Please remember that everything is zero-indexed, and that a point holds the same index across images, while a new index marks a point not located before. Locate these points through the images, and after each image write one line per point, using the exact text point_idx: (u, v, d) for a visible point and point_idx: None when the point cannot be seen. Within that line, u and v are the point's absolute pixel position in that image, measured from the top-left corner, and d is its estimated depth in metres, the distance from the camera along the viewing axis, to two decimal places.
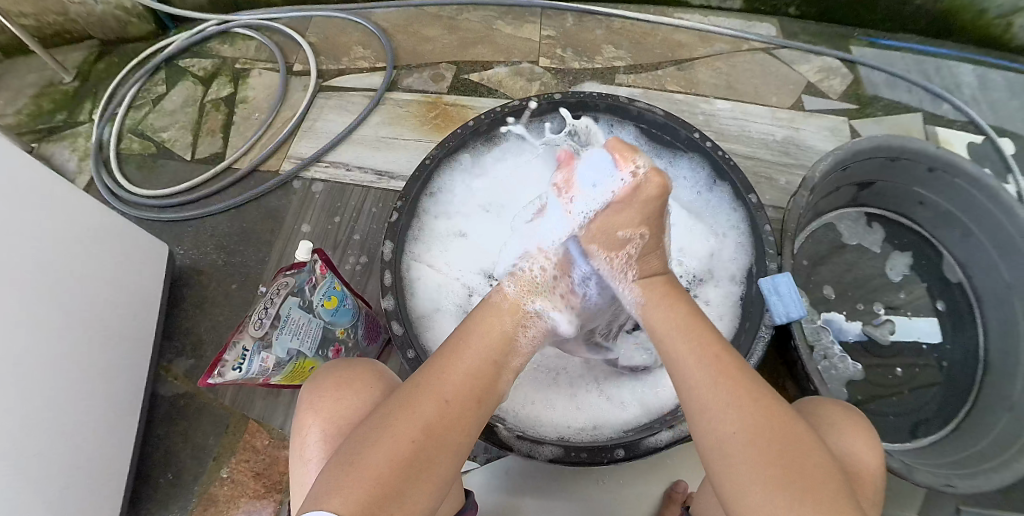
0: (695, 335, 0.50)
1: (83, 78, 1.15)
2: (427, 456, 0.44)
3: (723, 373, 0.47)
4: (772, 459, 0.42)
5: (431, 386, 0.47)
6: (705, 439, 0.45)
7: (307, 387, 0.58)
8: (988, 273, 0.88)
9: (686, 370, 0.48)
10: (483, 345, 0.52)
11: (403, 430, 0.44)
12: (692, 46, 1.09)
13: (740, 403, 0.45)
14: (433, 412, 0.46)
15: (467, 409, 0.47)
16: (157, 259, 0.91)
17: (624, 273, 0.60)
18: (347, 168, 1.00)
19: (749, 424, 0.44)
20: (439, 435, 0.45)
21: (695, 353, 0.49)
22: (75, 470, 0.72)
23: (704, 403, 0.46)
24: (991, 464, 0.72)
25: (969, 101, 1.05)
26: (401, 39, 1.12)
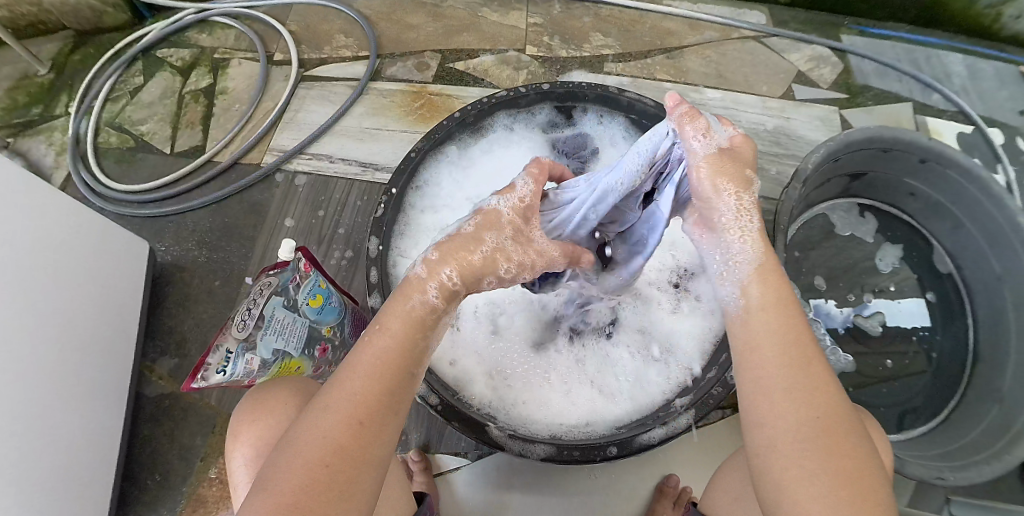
0: (780, 315, 0.42)
1: (59, 69, 1.12)
2: (343, 481, 0.38)
3: (803, 356, 0.40)
4: (842, 451, 0.36)
5: (336, 405, 0.40)
6: (761, 416, 0.39)
7: (243, 402, 0.58)
8: (979, 264, 0.87)
9: (758, 339, 0.41)
10: (391, 351, 0.42)
11: (313, 453, 0.38)
12: (682, 34, 1.08)
13: (815, 389, 0.39)
14: (339, 434, 0.39)
15: (380, 426, 0.40)
16: (137, 255, 0.89)
17: (738, 228, 0.45)
18: (331, 160, 0.98)
19: (822, 412, 0.38)
20: (356, 451, 0.39)
21: (774, 323, 0.42)
22: (59, 476, 0.69)
23: (780, 380, 0.39)
24: (983, 456, 0.72)
25: (958, 90, 1.04)
26: (384, 27, 1.10)
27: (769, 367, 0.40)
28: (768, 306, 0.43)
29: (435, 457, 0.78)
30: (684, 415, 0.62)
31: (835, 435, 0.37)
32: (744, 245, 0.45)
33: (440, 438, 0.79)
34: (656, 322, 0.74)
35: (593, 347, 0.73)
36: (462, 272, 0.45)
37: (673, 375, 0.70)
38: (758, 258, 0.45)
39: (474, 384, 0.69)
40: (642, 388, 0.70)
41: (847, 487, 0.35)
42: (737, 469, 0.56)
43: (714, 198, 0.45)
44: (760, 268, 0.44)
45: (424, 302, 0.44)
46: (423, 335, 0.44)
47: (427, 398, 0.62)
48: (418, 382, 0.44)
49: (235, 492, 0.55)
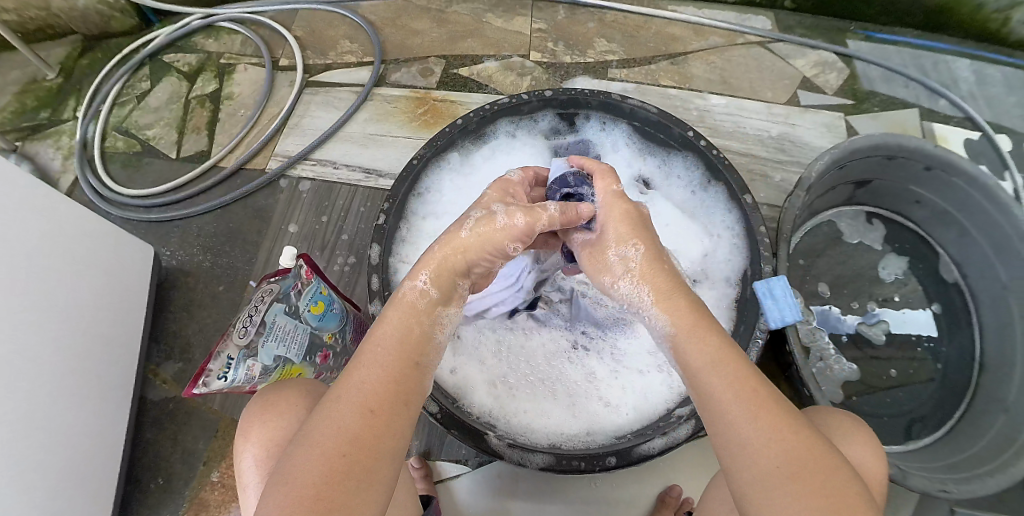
0: (728, 361, 0.42)
1: (67, 74, 1.12)
2: (361, 469, 0.38)
3: (757, 403, 0.40)
4: (811, 492, 0.36)
5: (350, 395, 0.41)
6: (727, 467, 0.39)
7: (246, 411, 0.58)
8: (985, 273, 0.86)
9: (712, 397, 0.41)
10: (397, 343, 0.45)
11: (331, 445, 0.39)
12: (687, 40, 1.07)
13: (777, 434, 0.38)
14: (357, 423, 0.40)
15: (393, 414, 0.41)
16: (143, 260, 0.89)
17: (636, 293, 0.49)
18: (335, 165, 0.98)
19: (787, 454, 0.37)
20: (373, 441, 0.40)
21: (718, 375, 0.42)
22: (64, 481, 0.70)
23: (733, 432, 0.39)
24: (986, 469, 0.71)
25: (966, 97, 1.03)
26: (389, 32, 1.10)
27: (725, 421, 0.40)
28: (712, 361, 0.42)
29: (435, 463, 0.78)
30: (684, 426, 0.61)
31: (803, 478, 0.36)
32: (655, 316, 0.48)
33: (441, 446, 0.79)
34: None
35: (598, 359, 0.73)
36: (450, 254, 0.49)
37: (675, 384, 0.69)
38: (673, 325, 0.46)
39: (475, 392, 0.69)
40: (643, 396, 0.69)
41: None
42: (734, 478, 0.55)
43: (607, 288, 0.53)
44: (677, 333, 0.46)
45: (415, 290, 0.48)
46: (418, 322, 0.47)
47: (427, 406, 0.62)
48: (427, 373, 0.46)
49: (244, 498, 0.54)
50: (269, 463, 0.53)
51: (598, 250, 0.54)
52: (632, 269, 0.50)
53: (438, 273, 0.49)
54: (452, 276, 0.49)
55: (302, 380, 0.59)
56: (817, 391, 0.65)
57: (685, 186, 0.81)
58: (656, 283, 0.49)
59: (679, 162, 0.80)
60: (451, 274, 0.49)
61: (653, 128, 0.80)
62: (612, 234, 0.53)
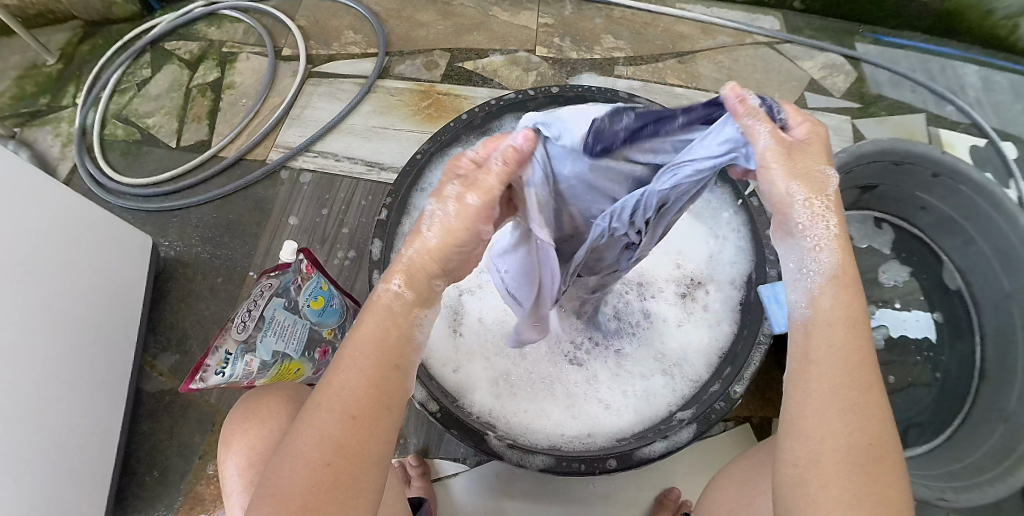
0: (851, 332, 0.38)
1: (67, 60, 1.11)
2: (346, 480, 0.37)
3: (866, 380, 0.37)
4: (878, 477, 0.35)
5: (328, 402, 0.38)
6: (805, 425, 0.37)
7: (232, 416, 0.57)
8: (989, 282, 0.85)
9: (823, 356, 0.38)
10: (377, 346, 0.40)
11: (311, 455, 0.37)
12: (695, 38, 1.06)
13: (873, 414, 0.36)
14: (338, 431, 0.37)
15: (377, 419, 0.39)
16: (141, 249, 0.88)
17: (824, 227, 0.40)
18: (337, 158, 0.97)
19: (872, 435, 0.36)
20: (356, 450, 0.37)
21: (847, 337, 0.38)
22: (55, 473, 0.68)
23: (833, 400, 0.36)
24: (986, 477, 0.70)
25: (973, 103, 1.03)
26: (394, 24, 1.09)
27: (831, 385, 0.37)
28: (845, 317, 0.39)
29: (433, 462, 0.78)
30: (685, 430, 0.61)
31: (881, 465, 0.35)
32: (827, 252, 0.40)
33: (439, 443, 0.79)
34: (667, 340, 0.73)
35: (600, 364, 0.72)
36: (424, 258, 0.42)
37: (676, 387, 0.69)
38: (837, 266, 0.40)
39: (475, 391, 0.69)
40: (644, 398, 0.69)
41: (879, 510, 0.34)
42: (732, 483, 0.55)
43: (790, 195, 0.39)
44: (835, 279, 0.40)
45: (389, 291, 0.42)
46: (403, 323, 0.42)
47: (427, 404, 0.61)
48: (410, 372, 0.42)
49: (229, 503, 0.53)
50: (252, 471, 0.52)
51: (795, 153, 0.39)
52: (834, 190, 0.39)
53: (413, 275, 0.42)
54: (426, 277, 0.43)
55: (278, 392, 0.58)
56: None
57: None
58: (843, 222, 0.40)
59: None
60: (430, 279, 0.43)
61: None
62: (818, 147, 0.40)
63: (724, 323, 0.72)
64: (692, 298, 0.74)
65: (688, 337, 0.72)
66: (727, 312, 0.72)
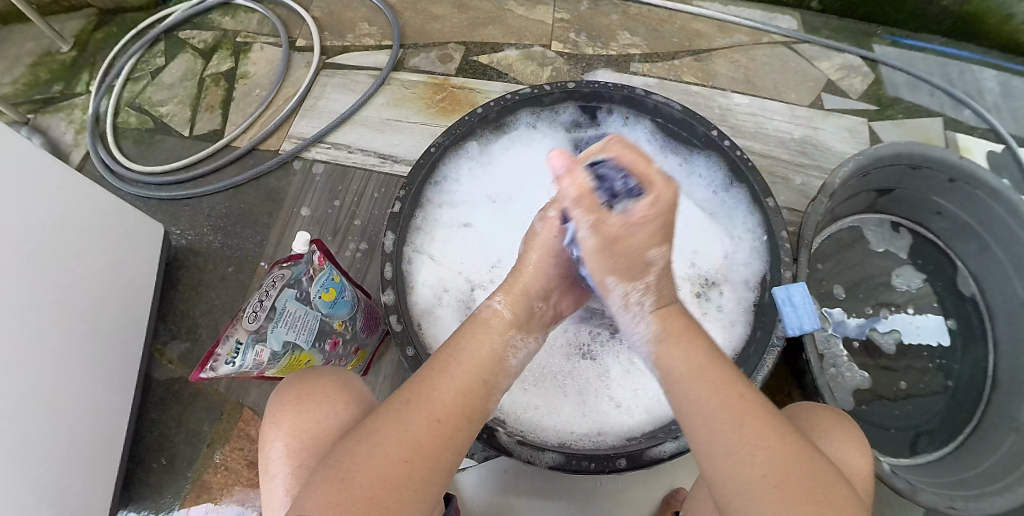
0: (717, 370, 0.46)
1: (81, 47, 1.11)
2: (416, 480, 0.39)
3: (744, 412, 0.43)
4: (799, 498, 0.38)
5: (420, 403, 0.43)
6: (715, 477, 0.42)
7: (275, 396, 0.55)
8: (1002, 289, 0.85)
9: (696, 405, 0.44)
10: (472, 359, 0.47)
11: (393, 447, 0.40)
12: (711, 36, 1.05)
13: (767, 440, 0.41)
14: (423, 431, 0.41)
15: (455, 430, 0.43)
16: (153, 237, 0.88)
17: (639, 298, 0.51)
18: (350, 149, 0.97)
19: (775, 459, 0.40)
20: (431, 456, 0.41)
21: (709, 383, 0.45)
22: (65, 461, 0.69)
23: (725, 440, 0.42)
24: (996, 486, 0.71)
25: (991, 108, 1.01)
26: (408, 16, 1.08)
27: (712, 430, 0.42)
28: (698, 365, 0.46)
29: None
30: None
31: (792, 485, 0.39)
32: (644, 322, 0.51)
33: None
34: None
35: (614, 362, 0.71)
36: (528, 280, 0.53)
37: None
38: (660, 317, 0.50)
39: None
40: (656, 397, 0.68)
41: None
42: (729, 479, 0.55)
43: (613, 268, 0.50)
44: (663, 332, 0.49)
45: (492, 310, 0.51)
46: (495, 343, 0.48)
47: None
48: (495, 393, 0.48)
49: (269, 486, 0.51)
50: (302, 456, 0.50)
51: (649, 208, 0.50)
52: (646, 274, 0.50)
53: (513, 298, 0.52)
54: (525, 299, 0.52)
55: (339, 377, 0.56)
56: (830, 400, 0.65)
57: (706, 186, 0.79)
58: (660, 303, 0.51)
59: (700, 162, 0.78)
60: (525, 302, 0.52)
61: (676, 126, 0.78)
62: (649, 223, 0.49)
63: (737, 325, 0.71)
64: (705, 298, 0.74)
65: None
66: (740, 314, 0.72)
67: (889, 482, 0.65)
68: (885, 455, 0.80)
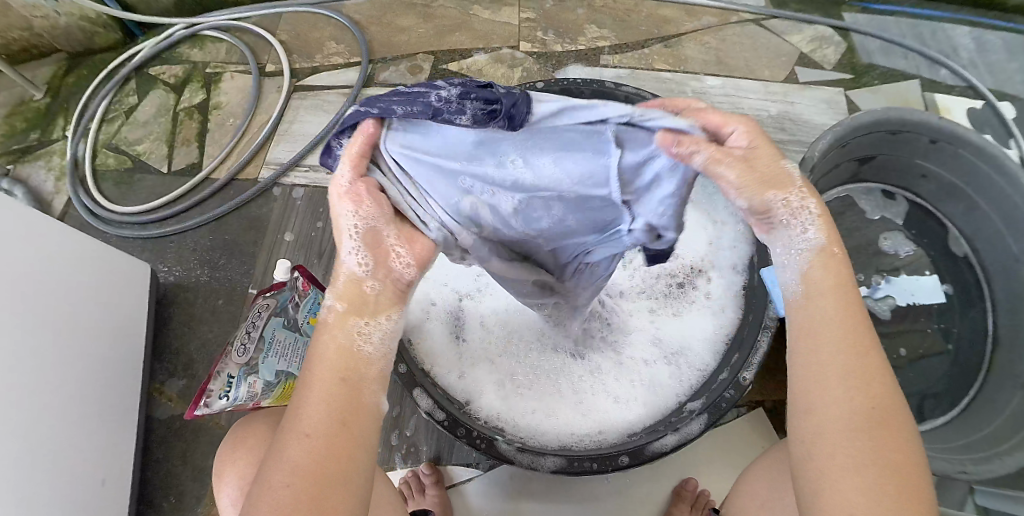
0: (844, 304, 0.39)
1: (54, 93, 1.11)
2: (310, 501, 0.33)
3: (860, 346, 0.37)
4: (898, 443, 0.35)
5: (291, 424, 0.35)
6: (812, 400, 0.37)
7: (220, 452, 0.57)
8: (997, 245, 0.84)
9: (822, 324, 0.38)
10: (337, 355, 0.38)
11: (274, 484, 0.33)
12: (679, 21, 1.05)
13: (874, 386, 0.36)
14: (300, 452, 0.34)
15: (341, 433, 0.35)
16: (140, 277, 0.88)
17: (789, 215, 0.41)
18: (328, 170, 0.97)
19: (872, 405, 0.36)
20: (320, 473, 0.34)
21: (839, 308, 0.39)
22: (73, 503, 0.69)
23: (838, 367, 0.37)
24: (1007, 446, 0.70)
25: (967, 65, 1.01)
26: (375, 31, 1.08)
27: (830, 351, 0.37)
28: (832, 287, 0.40)
29: (446, 469, 0.77)
30: (696, 421, 0.60)
31: (887, 428, 0.35)
32: (815, 226, 0.41)
33: (451, 449, 0.78)
34: (664, 327, 0.72)
35: (602, 355, 0.71)
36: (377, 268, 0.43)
37: (684, 377, 0.68)
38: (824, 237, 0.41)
39: (482, 395, 0.68)
40: (653, 389, 0.68)
41: (896, 477, 0.34)
42: (770, 468, 0.55)
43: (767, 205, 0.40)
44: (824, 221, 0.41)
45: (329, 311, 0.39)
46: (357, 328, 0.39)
47: (433, 414, 0.61)
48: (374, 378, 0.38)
49: None
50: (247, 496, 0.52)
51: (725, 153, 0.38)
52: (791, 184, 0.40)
53: (346, 292, 0.39)
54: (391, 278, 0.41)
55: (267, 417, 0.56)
56: None
57: None
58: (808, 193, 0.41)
59: None
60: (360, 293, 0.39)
61: None
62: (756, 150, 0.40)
63: (729, 309, 0.71)
64: (694, 287, 0.74)
65: (688, 323, 0.72)
66: (730, 298, 0.71)
67: None
68: None
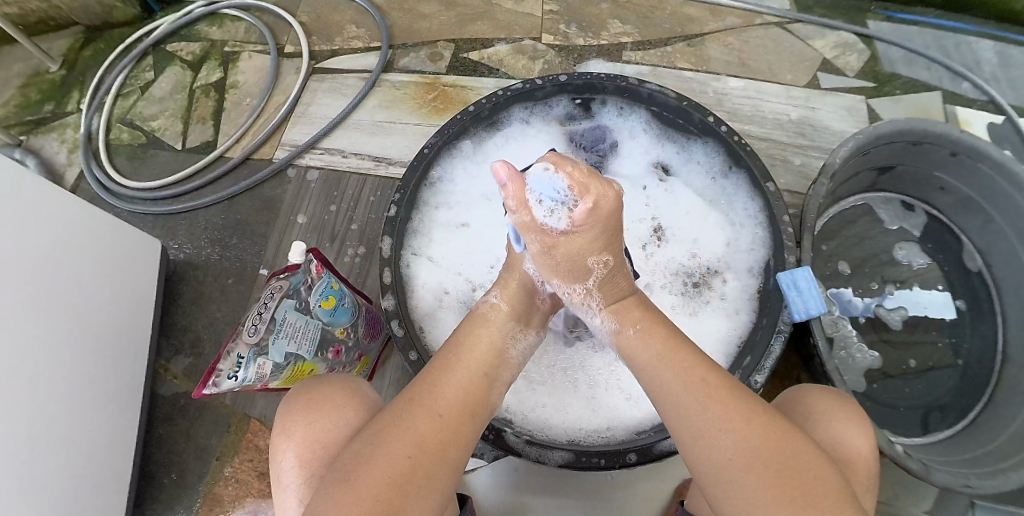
0: (680, 360, 0.47)
1: (70, 66, 1.11)
2: (423, 473, 0.40)
3: (710, 396, 0.44)
4: (772, 482, 0.39)
5: (423, 399, 0.44)
6: (696, 461, 0.43)
7: (285, 403, 0.55)
8: (1010, 262, 0.84)
9: (668, 390, 0.46)
10: (473, 356, 0.48)
11: (399, 446, 0.41)
12: (703, 21, 1.04)
13: (733, 429, 0.42)
14: (425, 427, 0.42)
15: (458, 424, 0.44)
16: (150, 254, 0.88)
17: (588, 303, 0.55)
18: (343, 154, 0.96)
19: (741, 449, 0.41)
20: (436, 451, 0.42)
21: (678, 378, 0.46)
22: (82, 490, 0.70)
23: (698, 425, 0.43)
24: (1010, 463, 0.70)
25: (990, 79, 1.00)
26: (396, 17, 1.07)
27: (683, 417, 0.44)
28: (658, 356, 0.48)
29: None
30: None
31: (759, 468, 0.40)
32: (600, 317, 0.55)
33: None
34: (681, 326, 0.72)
35: None
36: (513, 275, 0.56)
37: None
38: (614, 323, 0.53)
39: None
40: None
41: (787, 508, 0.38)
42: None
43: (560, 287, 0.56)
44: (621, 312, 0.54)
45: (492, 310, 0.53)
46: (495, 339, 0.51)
47: None
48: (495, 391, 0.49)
49: (282, 502, 0.52)
50: (312, 464, 0.50)
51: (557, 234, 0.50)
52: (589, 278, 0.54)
53: (511, 295, 0.54)
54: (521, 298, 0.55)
55: (332, 385, 0.55)
56: (840, 384, 0.63)
57: (705, 172, 0.78)
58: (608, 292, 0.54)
59: (698, 149, 0.77)
60: (518, 295, 0.55)
61: (673, 114, 0.77)
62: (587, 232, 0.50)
63: (742, 313, 0.71)
64: (707, 288, 0.74)
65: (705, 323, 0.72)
66: (743, 301, 0.71)
67: (905, 465, 0.63)
68: (897, 436, 0.79)
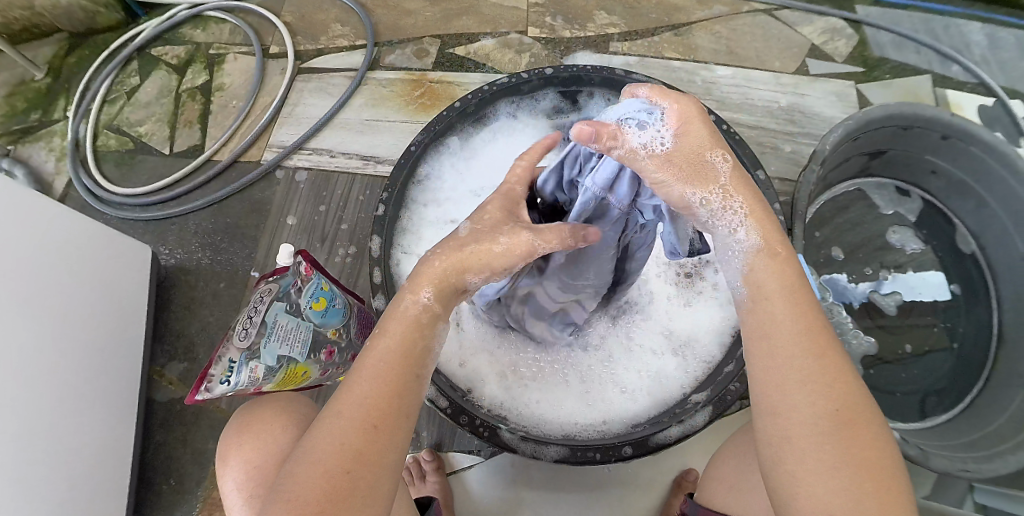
0: (799, 308, 0.40)
1: (55, 73, 1.09)
2: (364, 486, 0.37)
3: (819, 347, 0.39)
4: (860, 449, 0.36)
5: (350, 410, 0.38)
6: (775, 406, 0.38)
7: (226, 430, 0.57)
8: (1003, 244, 0.84)
9: (778, 329, 0.40)
10: (398, 353, 0.41)
11: (331, 462, 0.36)
12: (690, 9, 1.04)
13: (834, 385, 0.37)
14: (357, 439, 0.37)
15: (396, 427, 0.39)
16: (141, 260, 0.87)
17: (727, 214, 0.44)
18: (332, 154, 0.96)
19: (834, 407, 0.37)
20: (375, 459, 0.37)
21: (793, 315, 0.40)
22: (78, 501, 0.69)
23: (795, 372, 0.38)
24: (1008, 446, 0.69)
25: (979, 61, 1.00)
26: (381, 13, 1.06)
27: (788, 357, 0.38)
28: (785, 290, 0.41)
29: (447, 456, 0.76)
30: (701, 413, 0.59)
31: (853, 427, 0.36)
32: (745, 228, 0.43)
33: (453, 436, 0.77)
34: (675, 319, 0.72)
35: (612, 344, 0.71)
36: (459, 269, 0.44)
37: (689, 368, 0.68)
38: (761, 241, 0.43)
39: (485, 385, 0.67)
40: (657, 380, 0.68)
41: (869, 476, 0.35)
42: (734, 456, 0.54)
43: (687, 199, 0.43)
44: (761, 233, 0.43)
45: (416, 304, 0.43)
46: (421, 335, 0.42)
47: (436, 401, 0.60)
48: (426, 386, 0.42)
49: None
50: (252, 484, 0.51)
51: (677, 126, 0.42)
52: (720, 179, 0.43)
53: (442, 287, 0.43)
54: (454, 291, 0.44)
55: (263, 410, 0.55)
56: None
57: None
58: (747, 197, 0.44)
59: None
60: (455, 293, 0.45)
61: None
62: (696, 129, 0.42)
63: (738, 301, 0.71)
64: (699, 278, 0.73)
65: (697, 314, 0.72)
66: None
67: (902, 451, 0.63)
68: (893, 422, 0.79)
